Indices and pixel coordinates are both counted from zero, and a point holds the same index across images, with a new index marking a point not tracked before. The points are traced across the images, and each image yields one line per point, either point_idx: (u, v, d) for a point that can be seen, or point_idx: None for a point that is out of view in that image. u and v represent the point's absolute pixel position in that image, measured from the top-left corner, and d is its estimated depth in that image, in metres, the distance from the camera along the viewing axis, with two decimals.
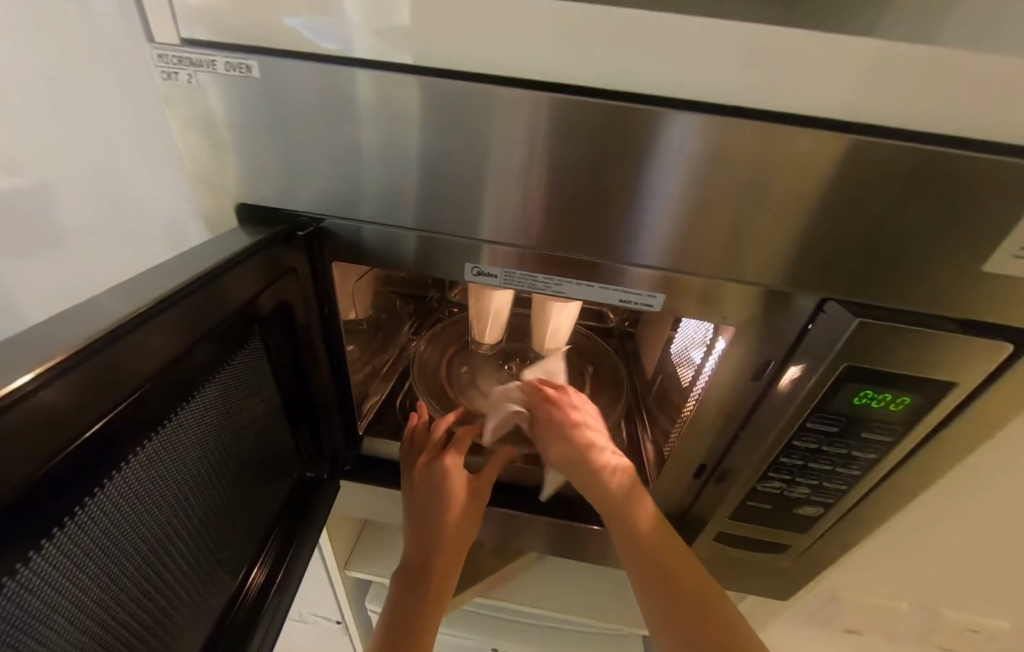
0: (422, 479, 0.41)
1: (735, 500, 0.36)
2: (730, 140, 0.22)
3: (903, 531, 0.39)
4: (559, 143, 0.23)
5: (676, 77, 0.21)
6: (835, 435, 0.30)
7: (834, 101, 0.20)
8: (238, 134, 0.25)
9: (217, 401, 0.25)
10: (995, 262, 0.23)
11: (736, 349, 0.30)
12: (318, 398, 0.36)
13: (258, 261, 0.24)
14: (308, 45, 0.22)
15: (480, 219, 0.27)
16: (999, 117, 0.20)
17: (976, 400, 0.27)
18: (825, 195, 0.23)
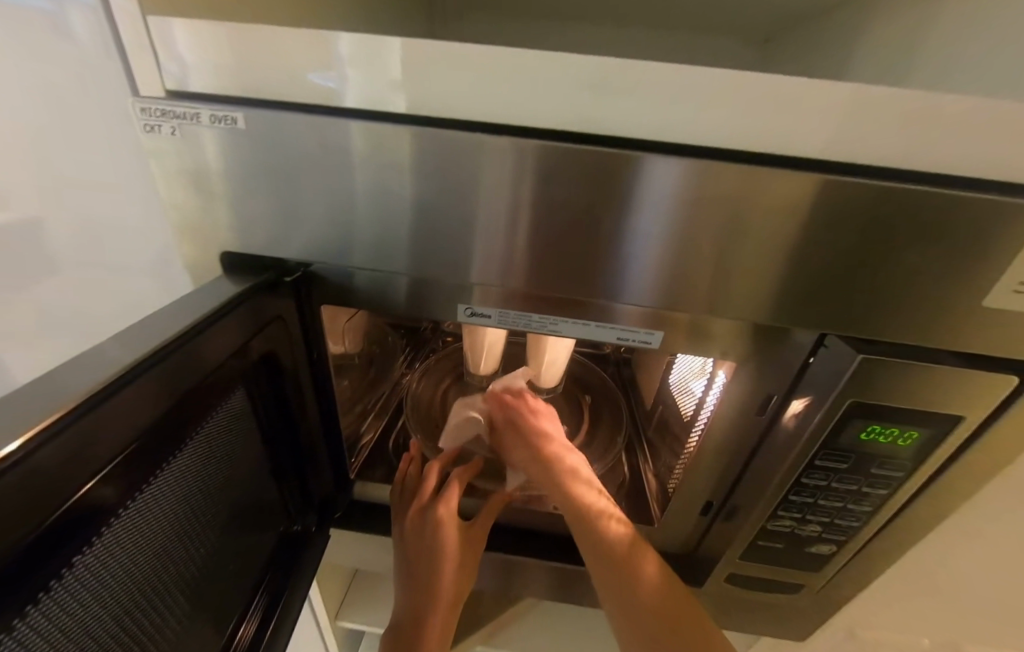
0: (414, 529, 0.39)
1: (744, 540, 0.34)
2: (719, 184, 0.22)
3: (920, 566, 0.38)
4: (545, 188, 0.23)
5: (664, 123, 0.21)
6: (844, 472, 0.29)
7: (816, 143, 0.21)
8: (228, 183, 0.25)
9: (199, 457, 0.23)
10: (995, 297, 0.23)
11: (735, 385, 0.30)
12: (306, 444, 0.34)
13: (242, 311, 0.23)
14: (297, 95, 0.23)
15: (468, 263, 0.26)
16: (973, 155, 0.20)
17: (985, 433, 0.27)
18: (816, 232, 0.22)
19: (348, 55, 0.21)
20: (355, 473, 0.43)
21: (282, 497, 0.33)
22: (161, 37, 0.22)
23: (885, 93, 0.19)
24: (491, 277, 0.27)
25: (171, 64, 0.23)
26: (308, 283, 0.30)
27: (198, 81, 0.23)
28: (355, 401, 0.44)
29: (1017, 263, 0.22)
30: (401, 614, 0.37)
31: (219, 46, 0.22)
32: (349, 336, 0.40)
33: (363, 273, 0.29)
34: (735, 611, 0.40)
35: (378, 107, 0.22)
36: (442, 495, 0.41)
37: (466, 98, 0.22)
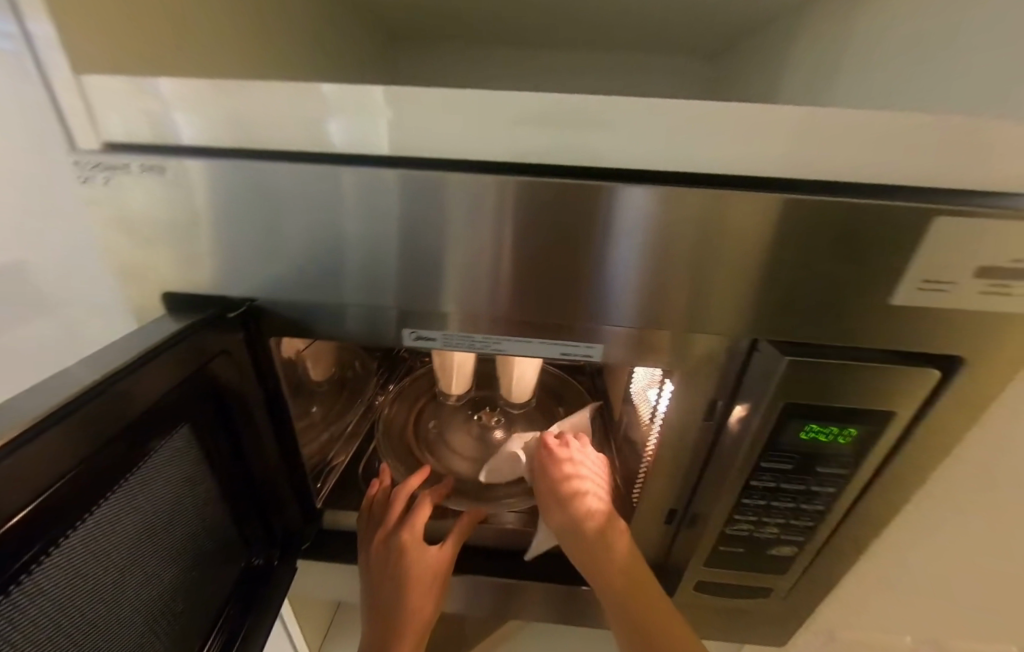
0: (380, 555, 0.39)
1: (707, 547, 0.34)
2: (646, 206, 0.23)
3: (889, 564, 0.38)
4: (529, 220, 0.24)
5: (594, 151, 0.22)
6: (792, 473, 0.29)
7: (773, 163, 0.22)
8: (175, 231, 0.27)
9: (141, 491, 0.23)
10: (905, 295, 0.23)
11: (681, 392, 0.30)
12: (261, 480, 0.34)
13: (182, 348, 0.24)
14: (218, 141, 0.24)
15: (449, 292, 0.27)
16: (852, 163, 0.21)
17: (915, 425, 0.27)
18: (728, 241, 0.23)
19: (331, 100, 0.22)
20: (323, 501, 0.44)
21: (238, 532, 0.33)
22: (139, 89, 0.23)
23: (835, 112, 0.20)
24: (478, 307, 0.28)
25: (148, 116, 0.23)
26: (256, 317, 0.30)
27: (182, 125, 0.24)
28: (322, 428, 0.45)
29: (924, 263, 0.22)
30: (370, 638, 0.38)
31: (207, 102, 0.23)
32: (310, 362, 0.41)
33: (356, 311, 0.30)
34: (710, 619, 0.40)
35: (360, 147, 0.24)
36: (406, 521, 0.41)
37: (443, 138, 0.23)
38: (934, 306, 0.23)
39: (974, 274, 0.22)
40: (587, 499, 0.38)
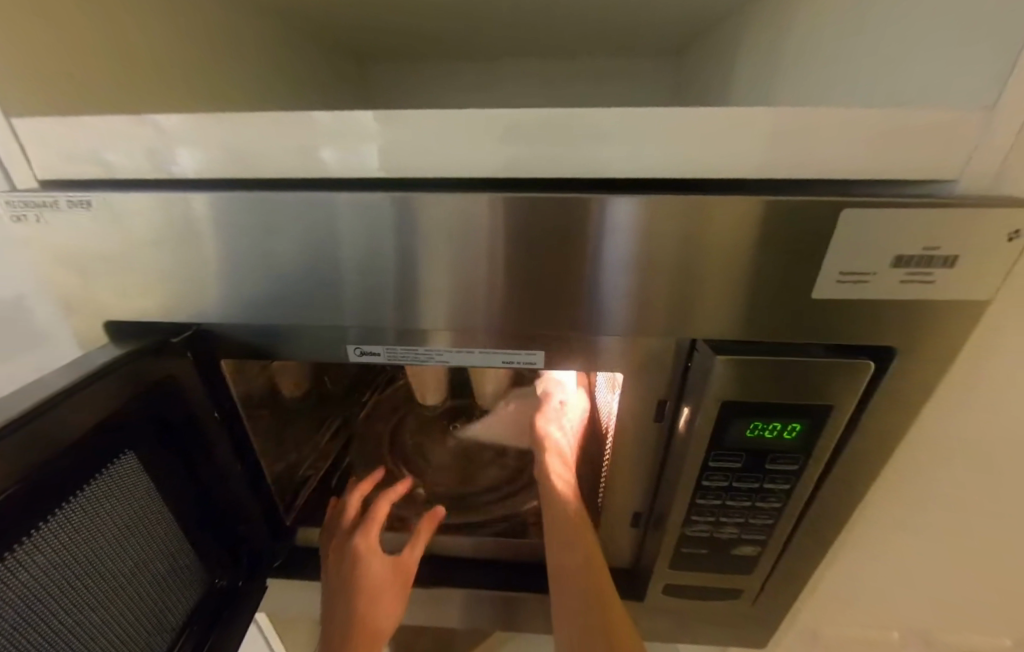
0: (335, 562, 0.40)
1: (668, 550, 0.34)
2: (565, 212, 0.23)
3: (860, 561, 0.37)
4: (452, 235, 0.25)
5: (513, 164, 0.23)
6: (742, 470, 0.29)
7: (742, 162, 0.22)
8: (121, 263, 0.27)
9: (78, 518, 0.24)
10: (820, 288, 0.24)
11: (628, 394, 0.31)
12: (220, 502, 0.35)
13: (121, 375, 0.25)
14: (149, 170, 0.25)
15: (441, 313, 0.28)
16: (748, 158, 0.22)
17: (855, 417, 0.27)
18: (648, 244, 0.24)
19: (325, 126, 0.23)
20: (292, 519, 0.44)
21: (198, 556, 0.33)
22: (139, 122, 0.24)
23: (802, 111, 0.21)
24: (473, 321, 0.28)
25: (151, 148, 0.25)
26: (201, 342, 0.31)
27: (180, 154, 0.25)
28: (291, 446, 0.46)
29: (839, 254, 0.23)
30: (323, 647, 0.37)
31: (210, 138, 0.24)
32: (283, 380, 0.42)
33: (355, 329, 0.30)
34: (684, 621, 0.40)
35: (347, 163, 0.24)
36: (363, 528, 0.41)
37: (438, 156, 0.24)
38: (853, 297, 0.24)
39: (890, 264, 0.22)
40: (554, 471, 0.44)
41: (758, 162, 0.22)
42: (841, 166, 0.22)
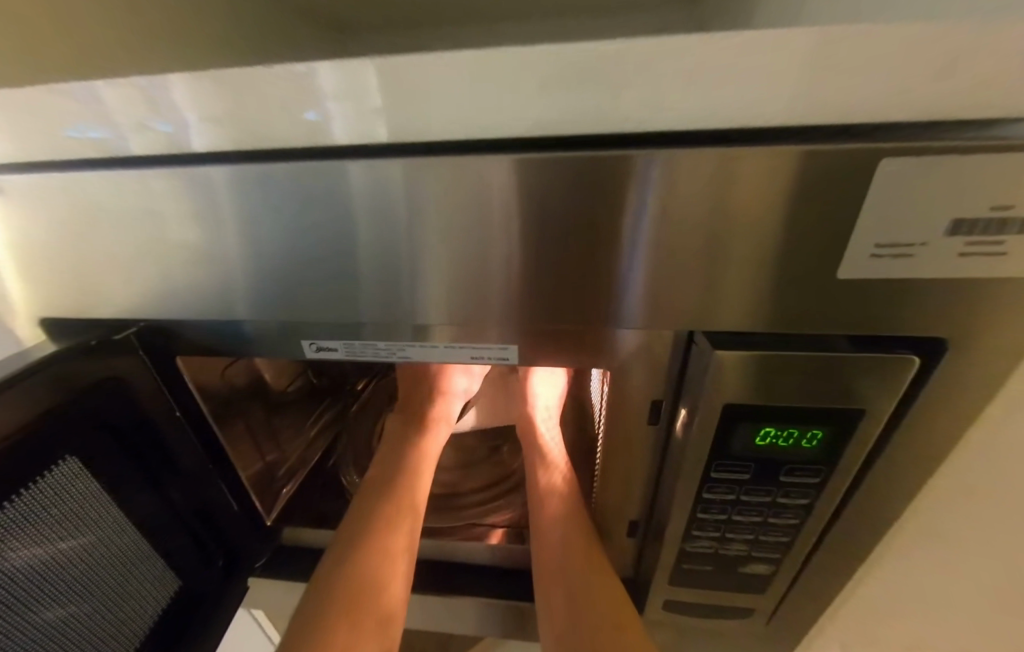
0: (351, 519, 0.40)
1: (666, 566, 0.30)
2: (539, 179, 0.20)
3: (891, 583, 0.33)
4: (393, 214, 0.22)
5: (455, 124, 0.19)
6: (750, 483, 0.25)
7: (759, 107, 0.16)
8: (68, 249, 0.26)
9: (23, 527, 0.23)
10: (850, 264, 0.19)
11: (616, 392, 0.27)
12: (187, 505, 0.33)
13: (53, 376, 0.23)
14: (37, 150, 0.23)
15: (443, 305, 0.25)
16: (757, 101, 0.16)
17: (890, 424, 0.23)
18: (634, 219, 0.20)
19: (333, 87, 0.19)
20: (274, 519, 0.42)
21: (167, 563, 0.32)
22: (153, 99, 0.20)
23: (853, 31, 0.14)
24: (471, 311, 0.25)
25: (160, 124, 0.21)
26: (151, 340, 0.30)
27: (201, 134, 0.21)
28: (273, 440, 0.45)
29: (878, 220, 0.18)
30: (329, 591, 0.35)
31: (221, 104, 0.20)
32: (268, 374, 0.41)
33: (338, 325, 0.28)
34: (685, 639, 0.37)
35: (361, 136, 0.20)
36: (372, 489, 0.42)
37: (440, 117, 0.19)
38: (889, 275, 0.19)
39: (946, 230, 0.17)
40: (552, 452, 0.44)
41: (740, 111, 0.16)
42: (902, 106, 0.15)
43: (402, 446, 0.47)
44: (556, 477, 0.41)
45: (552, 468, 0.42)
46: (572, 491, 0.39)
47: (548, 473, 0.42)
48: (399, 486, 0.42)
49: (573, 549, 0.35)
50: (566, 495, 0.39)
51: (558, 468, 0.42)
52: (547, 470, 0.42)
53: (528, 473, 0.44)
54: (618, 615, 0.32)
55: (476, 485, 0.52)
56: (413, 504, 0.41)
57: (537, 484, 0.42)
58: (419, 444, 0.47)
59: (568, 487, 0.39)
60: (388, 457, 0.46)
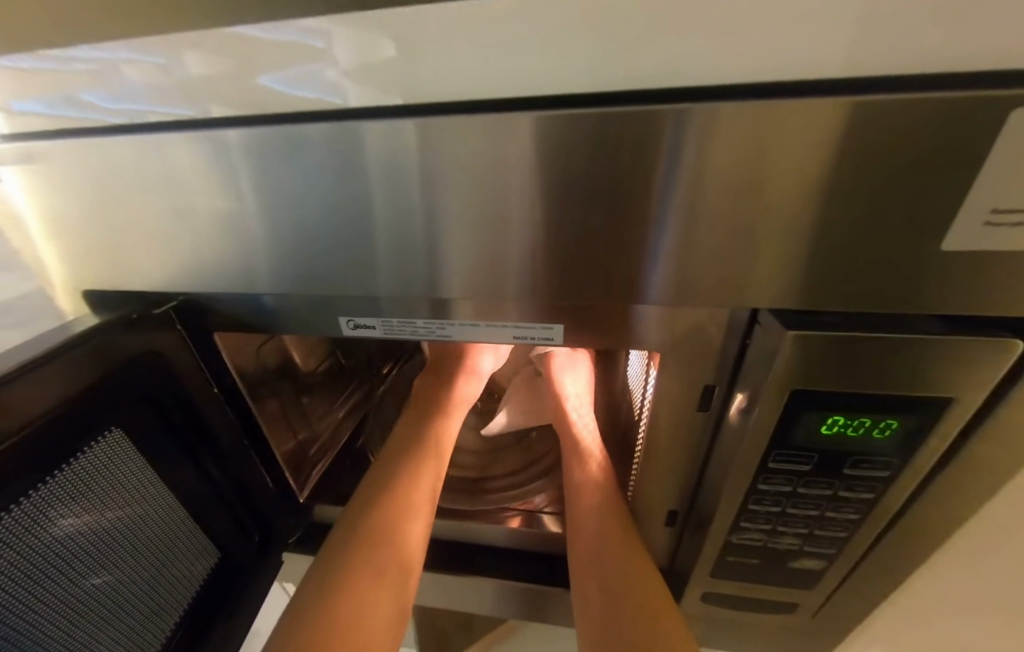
0: (367, 484, 0.40)
1: (710, 557, 0.29)
2: (591, 143, 0.18)
3: (960, 594, 0.30)
4: (431, 179, 0.21)
5: (512, 81, 0.18)
6: (809, 475, 0.24)
7: (839, 56, 0.15)
8: (104, 221, 0.26)
9: (80, 495, 0.24)
10: (963, 237, 0.17)
11: (665, 375, 0.26)
12: (224, 481, 0.34)
13: (97, 349, 0.23)
14: (72, 118, 0.23)
15: (470, 279, 0.24)
16: (863, 47, 0.15)
17: (979, 417, 0.21)
18: (710, 192, 0.18)
19: (339, 47, 0.18)
20: (306, 495, 0.43)
21: (207, 535, 0.33)
22: (167, 71, 0.20)
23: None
24: (494, 287, 0.24)
25: (176, 98, 0.21)
26: (191, 313, 0.30)
27: (219, 110, 0.21)
28: (304, 418, 0.45)
29: (982, 188, 0.16)
30: (337, 548, 0.35)
31: (233, 87, 0.20)
32: (297, 355, 0.41)
33: (375, 301, 0.27)
34: (723, 630, 0.36)
35: (373, 106, 0.19)
36: (391, 457, 0.42)
37: (448, 74, 0.18)
38: (1002, 245, 0.17)
39: None
40: (586, 439, 0.43)
41: (837, 59, 0.15)
42: None
43: (412, 431, 0.45)
44: (591, 462, 0.40)
45: (586, 453, 0.41)
46: (608, 479, 0.38)
47: (583, 458, 0.41)
48: (416, 462, 0.41)
49: (608, 537, 0.34)
50: (601, 484, 0.38)
51: (592, 453, 0.41)
52: (582, 456, 0.41)
53: (563, 470, 0.43)
54: (654, 606, 0.30)
55: (505, 469, 0.52)
56: (421, 491, 0.40)
57: (574, 471, 0.41)
58: (441, 419, 0.47)
59: (603, 476, 0.39)
60: (412, 429, 0.45)
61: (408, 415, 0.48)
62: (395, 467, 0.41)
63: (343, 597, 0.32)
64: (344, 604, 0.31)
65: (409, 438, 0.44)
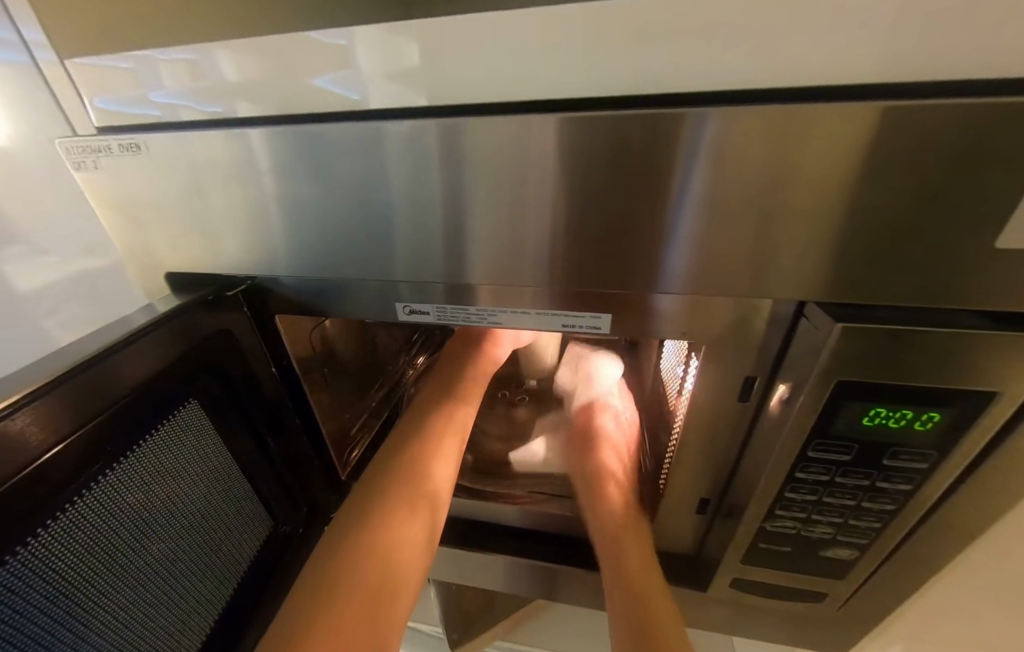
0: (392, 447, 0.42)
1: (742, 544, 0.30)
2: (623, 138, 0.20)
3: (987, 589, 0.31)
4: (484, 172, 0.22)
5: (584, 82, 0.19)
6: (848, 464, 0.25)
7: (897, 63, 0.16)
8: (175, 210, 0.28)
9: (167, 458, 0.27)
10: (1010, 233, 0.18)
11: (706, 366, 0.27)
12: (278, 455, 0.36)
13: (179, 327, 0.26)
14: (151, 117, 0.25)
15: (523, 268, 0.25)
16: (923, 53, 0.16)
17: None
18: (751, 191, 0.19)
19: (367, 49, 0.21)
20: (347, 474, 0.45)
21: (263, 507, 0.35)
22: (196, 70, 0.23)
23: None
24: (529, 276, 0.26)
25: (209, 95, 0.24)
26: (257, 295, 0.32)
27: (244, 108, 0.24)
28: (345, 400, 0.47)
29: (1008, 188, 0.17)
30: (355, 496, 0.38)
31: (262, 87, 0.23)
32: (339, 339, 0.43)
33: (428, 289, 0.29)
34: (748, 616, 0.37)
35: (404, 105, 0.22)
36: (417, 428, 0.44)
37: (475, 77, 0.20)
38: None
39: None
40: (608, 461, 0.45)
41: (895, 64, 0.16)
42: None
43: (429, 414, 0.45)
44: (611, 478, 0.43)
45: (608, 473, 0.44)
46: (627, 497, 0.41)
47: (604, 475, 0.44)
48: (437, 437, 0.43)
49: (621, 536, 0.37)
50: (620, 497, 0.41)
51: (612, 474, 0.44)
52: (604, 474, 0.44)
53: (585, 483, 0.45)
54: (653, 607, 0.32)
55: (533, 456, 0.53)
56: (439, 477, 0.40)
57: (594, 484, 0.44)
58: (463, 396, 0.48)
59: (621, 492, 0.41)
60: (438, 406, 0.47)
61: (433, 386, 0.49)
62: (415, 448, 0.41)
63: (350, 540, 0.34)
64: (369, 587, 0.32)
65: (437, 415, 0.45)
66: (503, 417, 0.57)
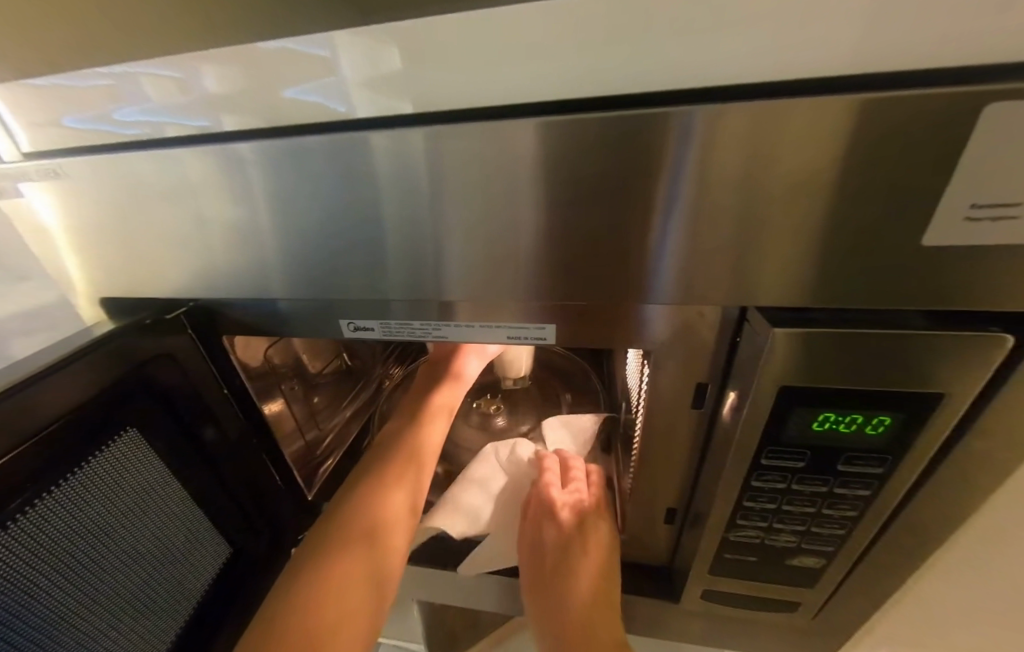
0: (349, 486, 0.41)
1: (706, 554, 0.30)
2: (547, 145, 0.19)
3: (956, 598, 0.30)
4: (435, 185, 0.22)
5: (504, 86, 0.19)
6: (803, 471, 0.24)
7: (810, 60, 0.16)
8: (105, 233, 0.28)
9: (107, 485, 0.26)
10: (945, 230, 0.18)
11: (655, 372, 0.26)
12: (236, 479, 0.35)
13: (113, 351, 0.25)
14: (90, 135, 0.25)
15: (462, 281, 0.25)
16: (825, 53, 0.16)
17: (970, 416, 0.21)
18: (711, 192, 0.19)
19: (350, 56, 0.19)
20: (313, 494, 0.44)
21: (219, 532, 0.35)
22: (184, 87, 0.22)
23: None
24: (467, 287, 0.25)
25: (193, 110, 0.23)
26: (202, 316, 0.31)
27: (230, 121, 0.23)
28: (311, 418, 0.46)
29: (973, 179, 0.16)
30: (307, 541, 0.37)
31: (246, 100, 0.22)
32: (306, 356, 0.43)
33: (375, 306, 0.29)
34: (720, 626, 0.37)
35: (389, 115, 0.21)
36: (376, 460, 0.43)
37: (459, 86, 0.19)
38: (991, 241, 0.17)
39: None
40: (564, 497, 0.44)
41: (803, 63, 0.16)
42: (986, 41, 0.14)
43: (393, 443, 0.44)
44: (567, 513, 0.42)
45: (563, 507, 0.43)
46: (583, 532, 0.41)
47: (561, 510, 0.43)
48: (397, 467, 0.42)
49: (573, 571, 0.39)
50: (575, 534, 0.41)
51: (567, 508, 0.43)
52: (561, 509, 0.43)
53: (540, 512, 0.44)
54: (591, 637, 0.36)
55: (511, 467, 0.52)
56: (395, 509, 0.39)
57: (551, 515, 0.43)
58: (426, 421, 0.46)
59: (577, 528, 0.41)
60: (404, 430, 0.46)
61: (404, 408, 0.49)
62: (373, 481, 0.40)
63: (297, 591, 0.33)
64: (310, 634, 0.31)
65: (401, 444, 0.44)
66: (481, 427, 0.55)
